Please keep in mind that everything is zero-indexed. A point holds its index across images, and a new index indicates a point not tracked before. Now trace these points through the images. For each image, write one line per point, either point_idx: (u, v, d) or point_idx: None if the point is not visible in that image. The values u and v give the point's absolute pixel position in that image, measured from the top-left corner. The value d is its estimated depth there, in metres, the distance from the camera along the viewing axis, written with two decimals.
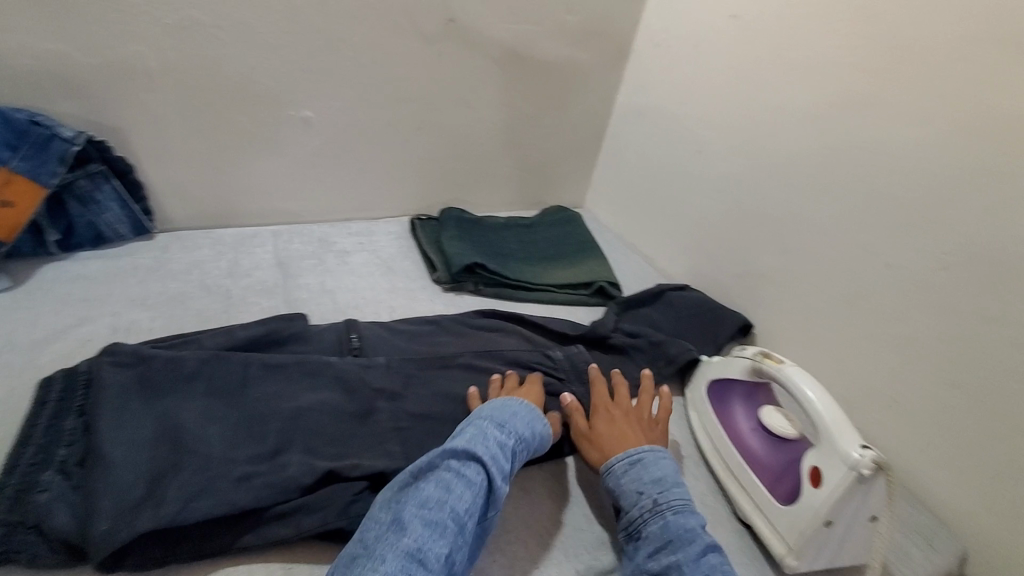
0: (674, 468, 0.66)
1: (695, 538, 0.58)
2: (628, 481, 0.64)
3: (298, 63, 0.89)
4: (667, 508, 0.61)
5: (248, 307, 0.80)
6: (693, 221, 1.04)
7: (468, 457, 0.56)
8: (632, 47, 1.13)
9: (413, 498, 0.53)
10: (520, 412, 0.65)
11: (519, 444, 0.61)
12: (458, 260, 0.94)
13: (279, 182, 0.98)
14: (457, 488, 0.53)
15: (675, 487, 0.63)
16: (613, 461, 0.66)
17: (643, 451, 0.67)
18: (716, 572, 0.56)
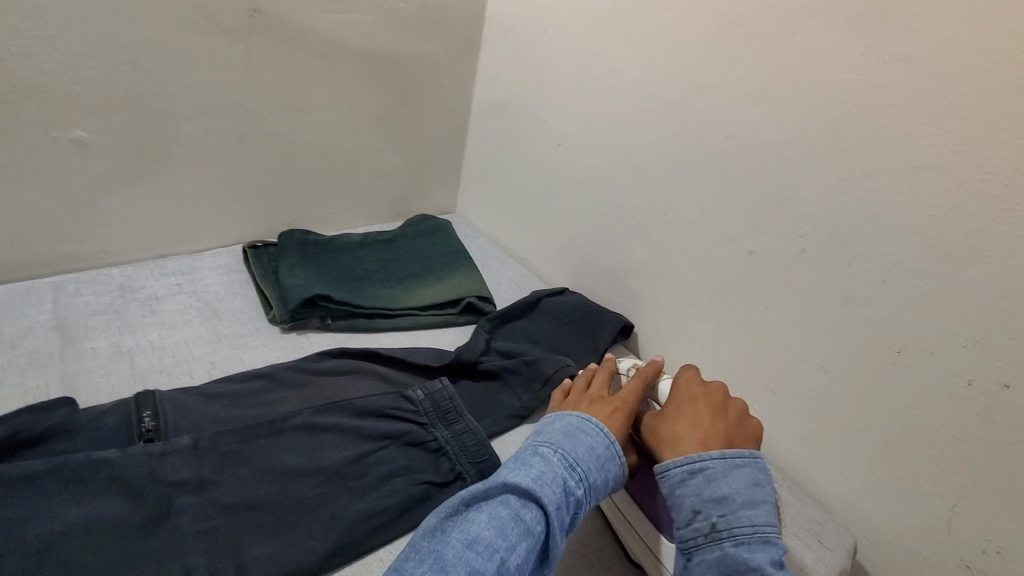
0: (749, 480, 0.53)
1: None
2: (686, 494, 0.53)
3: (51, 70, 0.71)
4: (728, 537, 0.50)
5: (4, 391, 0.62)
6: (565, 219, 0.96)
7: (529, 496, 0.48)
8: (482, 36, 1.03)
9: (459, 533, 0.45)
10: (591, 442, 0.55)
11: (587, 488, 0.52)
12: (295, 293, 0.79)
13: (56, 222, 0.79)
14: (511, 536, 0.45)
15: (744, 512, 0.51)
16: (671, 463, 0.56)
17: (709, 459, 0.55)
18: None
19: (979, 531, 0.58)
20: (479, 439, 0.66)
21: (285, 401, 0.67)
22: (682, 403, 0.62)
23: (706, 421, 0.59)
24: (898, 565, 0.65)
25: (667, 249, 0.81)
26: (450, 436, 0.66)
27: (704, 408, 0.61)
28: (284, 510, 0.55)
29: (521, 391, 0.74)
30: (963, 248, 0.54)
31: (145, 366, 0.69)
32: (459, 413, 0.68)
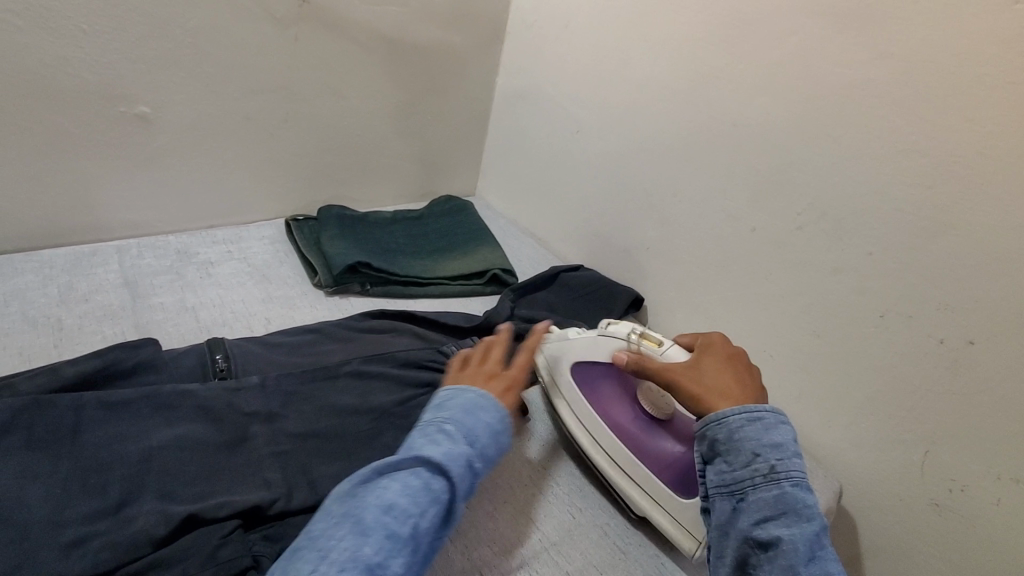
0: (799, 435, 0.51)
1: (814, 518, 0.46)
2: (745, 437, 0.50)
3: (122, 51, 0.76)
4: (787, 478, 0.47)
5: (86, 337, 0.70)
6: (580, 201, 1.04)
7: (440, 467, 0.47)
8: (506, 28, 1.09)
9: (374, 499, 0.44)
10: (490, 416, 0.53)
11: (486, 460, 0.51)
12: (338, 261, 0.87)
13: (117, 191, 0.85)
14: (422, 504, 0.44)
15: (799, 458, 0.49)
16: (728, 411, 0.53)
17: (766, 408, 0.52)
18: (833, 563, 0.44)
19: (948, 472, 0.66)
20: None
21: (335, 352, 0.74)
22: (717, 359, 0.61)
23: (743, 377, 0.58)
24: (878, 506, 0.73)
25: (676, 227, 0.89)
26: None
27: (739, 365, 0.60)
28: (343, 441, 0.62)
29: None
30: (941, 224, 0.62)
31: (208, 320, 0.77)
32: None
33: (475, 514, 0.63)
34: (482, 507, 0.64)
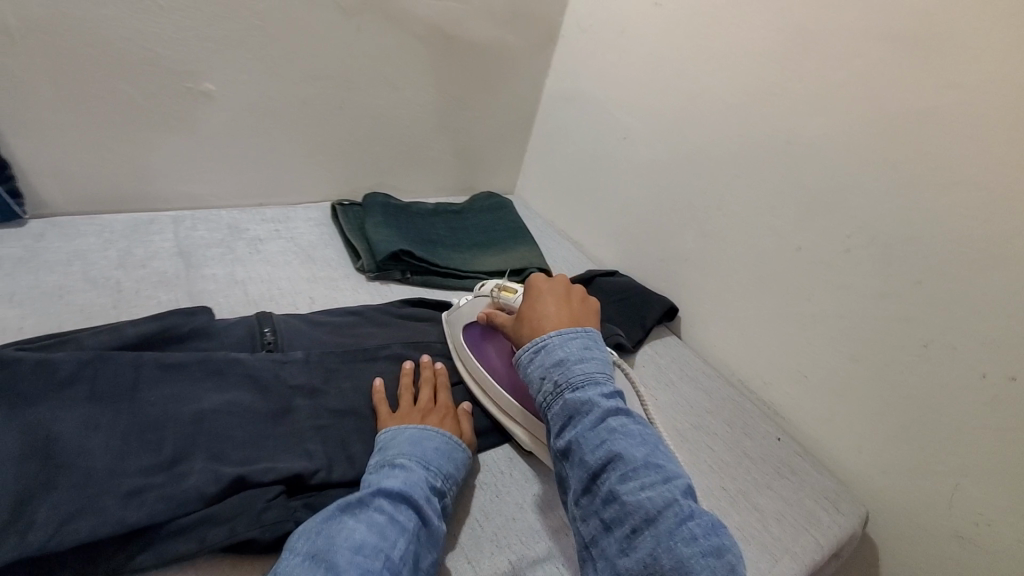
0: (585, 344, 0.56)
1: (593, 409, 0.51)
2: (534, 369, 0.56)
3: (196, 29, 0.79)
4: (568, 387, 0.53)
5: (142, 301, 0.72)
6: (621, 207, 1.05)
7: (401, 498, 0.51)
8: (561, 31, 1.10)
9: (344, 541, 0.46)
10: (439, 445, 0.59)
11: (444, 486, 0.56)
12: (382, 247, 0.89)
13: (177, 163, 0.88)
14: (391, 535, 0.48)
15: (577, 364, 0.54)
16: (519, 352, 0.59)
17: (549, 336, 0.58)
18: (616, 438, 0.49)
19: (977, 508, 0.65)
20: None
21: (375, 335, 0.76)
22: (531, 300, 0.64)
23: (562, 308, 0.62)
24: (903, 535, 0.73)
25: (717, 240, 0.89)
26: None
27: (559, 297, 0.64)
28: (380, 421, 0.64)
29: None
30: (998, 258, 0.61)
31: (256, 295, 0.79)
32: None
33: (504, 500, 0.62)
34: (511, 494, 0.63)
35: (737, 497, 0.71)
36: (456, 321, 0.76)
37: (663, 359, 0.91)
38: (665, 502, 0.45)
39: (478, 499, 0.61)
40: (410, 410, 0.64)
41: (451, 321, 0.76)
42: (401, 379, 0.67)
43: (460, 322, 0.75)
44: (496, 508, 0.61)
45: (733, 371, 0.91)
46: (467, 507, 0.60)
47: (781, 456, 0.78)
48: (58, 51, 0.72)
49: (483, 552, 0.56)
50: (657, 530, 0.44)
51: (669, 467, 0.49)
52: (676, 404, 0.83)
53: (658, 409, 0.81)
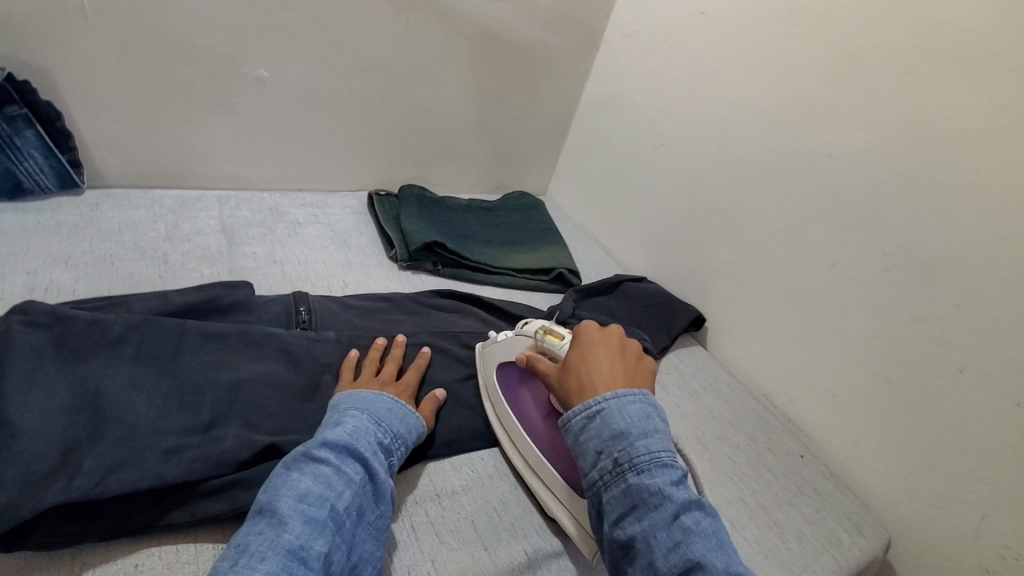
0: (645, 412, 0.52)
1: (663, 500, 0.47)
2: (589, 440, 0.52)
3: (254, 16, 0.82)
4: (632, 469, 0.49)
5: (186, 273, 0.75)
6: (653, 213, 1.05)
7: (346, 451, 0.51)
8: (604, 36, 1.11)
9: (288, 490, 0.47)
10: (392, 405, 0.59)
11: (394, 442, 0.56)
12: (416, 238, 0.91)
13: (226, 144, 0.91)
14: (335, 486, 0.48)
15: (640, 442, 0.50)
16: (569, 414, 0.54)
17: (604, 400, 0.53)
18: (688, 537, 0.45)
19: (1005, 540, 0.63)
20: None
21: (404, 322, 0.78)
22: (581, 355, 0.58)
23: (617, 372, 0.57)
24: (928, 564, 0.71)
25: (750, 252, 0.88)
26: None
27: (613, 357, 0.58)
28: None
29: None
30: None
31: (292, 275, 0.82)
32: None
33: (522, 492, 0.63)
34: (529, 487, 0.64)
35: (756, 511, 0.70)
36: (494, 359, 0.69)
37: (687, 368, 0.91)
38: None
39: (496, 488, 0.62)
40: (368, 381, 0.63)
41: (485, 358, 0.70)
42: (367, 353, 0.66)
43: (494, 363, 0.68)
44: (513, 499, 0.62)
45: (758, 385, 0.90)
46: (486, 495, 0.61)
47: (803, 474, 0.77)
48: (125, 30, 0.76)
49: (500, 541, 0.57)
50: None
51: (745, 573, 0.45)
52: (699, 414, 0.83)
53: (679, 417, 0.81)
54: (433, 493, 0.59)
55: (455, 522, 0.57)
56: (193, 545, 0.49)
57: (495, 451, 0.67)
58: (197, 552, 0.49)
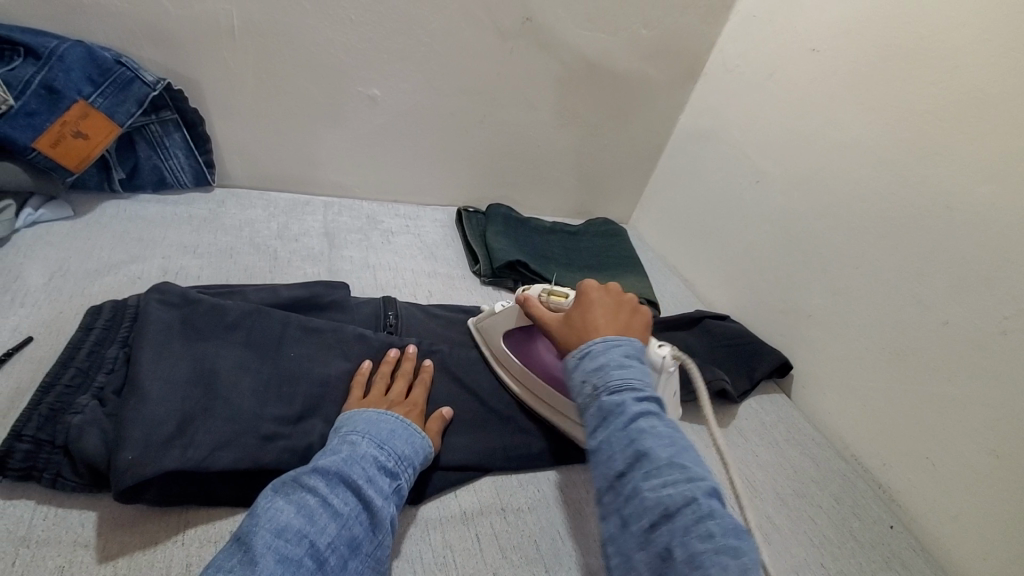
0: (629, 351, 0.55)
1: (625, 410, 0.49)
2: (577, 372, 0.55)
3: (374, 42, 0.88)
4: (605, 390, 0.51)
5: (291, 269, 0.82)
6: (743, 251, 1.02)
7: (338, 479, 0.49)
8: (705, 69, 1.10)
9: (267, 523, 0.44)
10: (401, 429, 0.57)
11: (400, 467, 0.54)
12: (500, 255, 0.93)
13: (336, 155, 0.99)
14: (319, 520, 0.46)
15: (615, 370, 0.52)
16: (568, 357, 0.57)
17: (594, 343, 0.56)
18: (646, 439, 0.47)
19: None
20: None
21: None
22: (582, 300, 0.63)
23: (613, 313, 0.61)
24: None
25: (848, 301, 0.83)
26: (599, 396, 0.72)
27: (609, 300, 0.63)
28: (477, 416, 0.67)
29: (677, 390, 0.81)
30: None
31: (383, 280, 0.87)
32: None
33: (585, 517, 0.62)
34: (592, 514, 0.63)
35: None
36: (496, 324, 0.73)
37: (766, 416, 0.87)
38: (686, 500, 0.43)
39: (559, 510, 0.62)
40: (373, 399, 0.61)
41: (487, 325, 0.74)
42: (371, 367, 0.64)
43: (498, 329, 0.72)
44: (574, 524, 0.61)
45: (846, 442, 0.84)
46: (548, 516, 0.61)
47: (890, 546, 0.71)
48: (264, 50, 0.85)
49: (562, 565, 0.56)
50: (675, 525, 0.42)
51: (695, 472, 0.45)
52: (775, 465, 0.79)
53: (753, 466, 0.77)
54: (499, 507, 0.60)
55: (516, 540, 0.57)
56: None
57: (561, 473, 0.67)
58: None
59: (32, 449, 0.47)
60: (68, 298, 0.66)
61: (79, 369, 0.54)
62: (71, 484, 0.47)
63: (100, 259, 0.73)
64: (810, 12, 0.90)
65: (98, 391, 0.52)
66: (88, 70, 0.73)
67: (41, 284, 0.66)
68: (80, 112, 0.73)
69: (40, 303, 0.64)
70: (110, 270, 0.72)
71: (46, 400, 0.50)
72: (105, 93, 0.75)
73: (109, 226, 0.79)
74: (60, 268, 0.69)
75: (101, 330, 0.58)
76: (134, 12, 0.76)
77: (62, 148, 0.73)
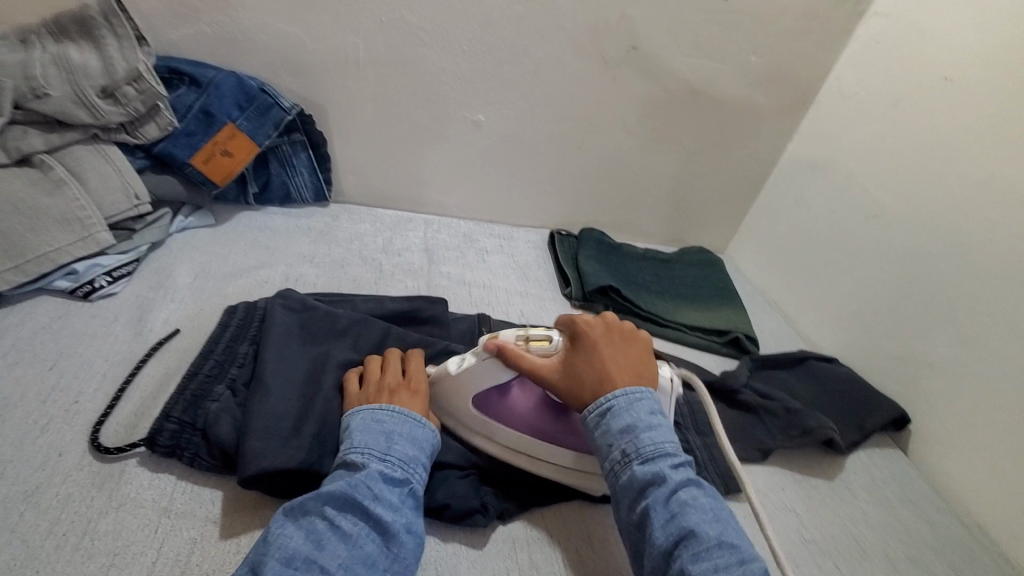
0: (653, 409, 0.55)
1: (665, 480, 0.50)
2: (600, 433, 0.55)
3: (483, 71, 0.93)
4: (639, 458, 0.52)
5: (394, 283, 0.87)
6: (854, 289, 0.95)
7: (345, 500, 0.47)
8: (817, 97, 1.05)
9: (276, 552, 0.43)
10: (398, 426, 0.54)
11: (407, 470, 0.52)
12: (593, 279, 0.94)
13: (438, 177, 1.04)
14: (328, 544, 0.44)
15: (646, 434, 0.53)
16: (586, 414, 0.56)
17: (615, 397, 0.56)
18: (688, 510, 0.48)
19: None
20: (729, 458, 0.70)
21: None
22: (582, 339, 0.60)
23: (622, 350, 0.60)
24: None
25: (982, 352, 0.74)
26: (698, 469, 0.68)
27: (613, 333, 0.61)
28: None
29: (776, 433, 0.75)
30: None
31: (477, 298, 0.90)
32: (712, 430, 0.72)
33: None
34: None
35: None
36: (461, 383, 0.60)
37: (878, 472, 0.79)
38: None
39: None
40: (373, 391, 0.58)
41: (449, 382, 0.61)
42: (372, 365, 0.62)
43: (470, 386, 0.60)
44: None
45: (972, 511, 0.75)
46: None
47: None
48: (384, 79, 0.91)
49: None
50: None
51: (740, 543, 0.47)
52: (887, 525, 0.72)
53: (860, 526, 0.71)
54: (586, 534, 0.60)
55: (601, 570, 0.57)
56: None
57: None
58: None
59: (177, 429, 0.53)
60: (209, 296, 0.74)
61: (217, 361, 0.60)
62: (206, 464, 0.52)
63: (234, 263, 0.81)
64: (943, 36, 0.83)
65: (231, 382, 0.58)
66: (239, 97, 0.83)
67: (187, 283, 0.75)
68: (229, 133, 0.82)
69: (186, 300, 0.72)
70: (242, 274, 0.80)
71: (190, 387, 0.56)
72: (249, 117, 0.84)
73: (243, 234, 0.88)
74: (203, 269, 0.78)
75: (235, 327, 0.64)
76: (277, 45, 0.86)
77: (211, 165, 0.82)
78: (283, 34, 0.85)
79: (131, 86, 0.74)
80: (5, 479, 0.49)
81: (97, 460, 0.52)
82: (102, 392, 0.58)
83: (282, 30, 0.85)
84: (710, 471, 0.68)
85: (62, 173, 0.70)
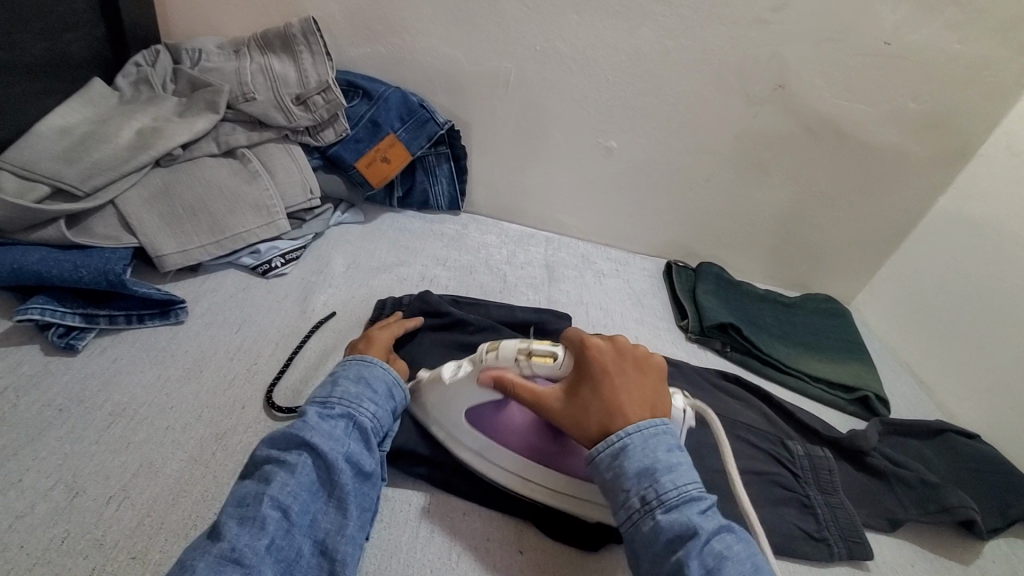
0: (672, 445, 0.51)
1: (696, 529, 0.46)
2: (613, 476, 0.51)
3: (624, 100, 0.95)
4: (659, 506, 0.48)
5: (517, 294, 0.92)
6: (1010, 362, 0.86)
7: (284, 441, 0.52)
8: (982, 149, 0.97)
9: (230, 500, 0.48)
10: (345, 370, 0.60)
11: (350, 404, 0.56)
12: (712, 315, 0.93)
13: (562, 198, 1.08)
14: (269, 480, 0.49)
15: (667, 477, 0.49)
16: (593, 451, 0.52)
17: (629, 435, 0.51)
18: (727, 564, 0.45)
19: None
20: (853, 521, 0.66)
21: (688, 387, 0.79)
22: (594, 370, 0.55)
23: (637, 380, 0.55)
24: None
25: None
26: (817, 527, 0.65)
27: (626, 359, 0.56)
28: None
29: (908, 505, 0.70)
30: None
31: (593, 318, 0.92)
32: (834, 489, 0.69)
33: None
34: None
35: None
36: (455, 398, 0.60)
37: None
38: None
39: None
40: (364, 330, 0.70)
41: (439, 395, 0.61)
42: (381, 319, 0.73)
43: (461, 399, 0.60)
44: None
45: None
46: None
47: None
48: (527, 102, 0.97)
49: None
50: None
51: None
52: None
53: None
54: None
55: None
56: (497, 518, 0.61)
57: None
58: (499, 525, 0.61)
59: None
60: (358, 286, 0.83)
61: None
62: None
63: (377, 259, 0.90)
64: None
65: None
66: (402, 111, 0.91)
67: (341, 272, 0.85)
68: (389, 142, 0.91)
69: (340, 287, 0.82)
70: (384, 269, 0.88)
71: None
72: (407, 129, 0.92)
73: (388, 232, 0.97)
74: (354, 260, 0.88)
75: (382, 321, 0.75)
76: (438, 66, 0.94)
77: (371, 169, 0.92)
78: (445, 56, 0.93)
79: (320, 96, 0.84)
80: (204, 421, 0.60)
81: (269, 417, 0.62)
82: (275, 361, 0.68)
83: (444, 53, 0.93)
84: (832, 532, 0.65)
85: (257, 166, 0.81)
